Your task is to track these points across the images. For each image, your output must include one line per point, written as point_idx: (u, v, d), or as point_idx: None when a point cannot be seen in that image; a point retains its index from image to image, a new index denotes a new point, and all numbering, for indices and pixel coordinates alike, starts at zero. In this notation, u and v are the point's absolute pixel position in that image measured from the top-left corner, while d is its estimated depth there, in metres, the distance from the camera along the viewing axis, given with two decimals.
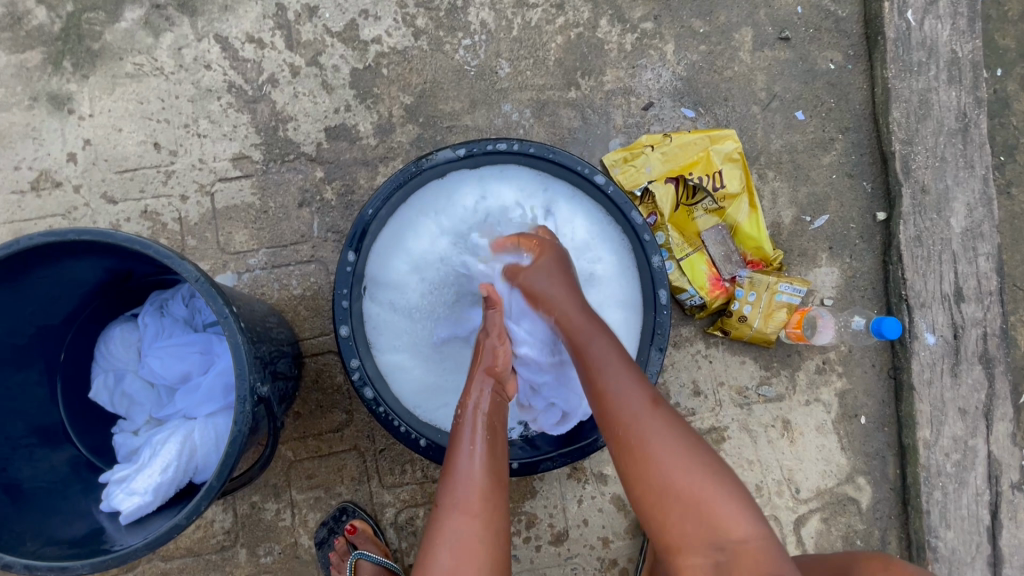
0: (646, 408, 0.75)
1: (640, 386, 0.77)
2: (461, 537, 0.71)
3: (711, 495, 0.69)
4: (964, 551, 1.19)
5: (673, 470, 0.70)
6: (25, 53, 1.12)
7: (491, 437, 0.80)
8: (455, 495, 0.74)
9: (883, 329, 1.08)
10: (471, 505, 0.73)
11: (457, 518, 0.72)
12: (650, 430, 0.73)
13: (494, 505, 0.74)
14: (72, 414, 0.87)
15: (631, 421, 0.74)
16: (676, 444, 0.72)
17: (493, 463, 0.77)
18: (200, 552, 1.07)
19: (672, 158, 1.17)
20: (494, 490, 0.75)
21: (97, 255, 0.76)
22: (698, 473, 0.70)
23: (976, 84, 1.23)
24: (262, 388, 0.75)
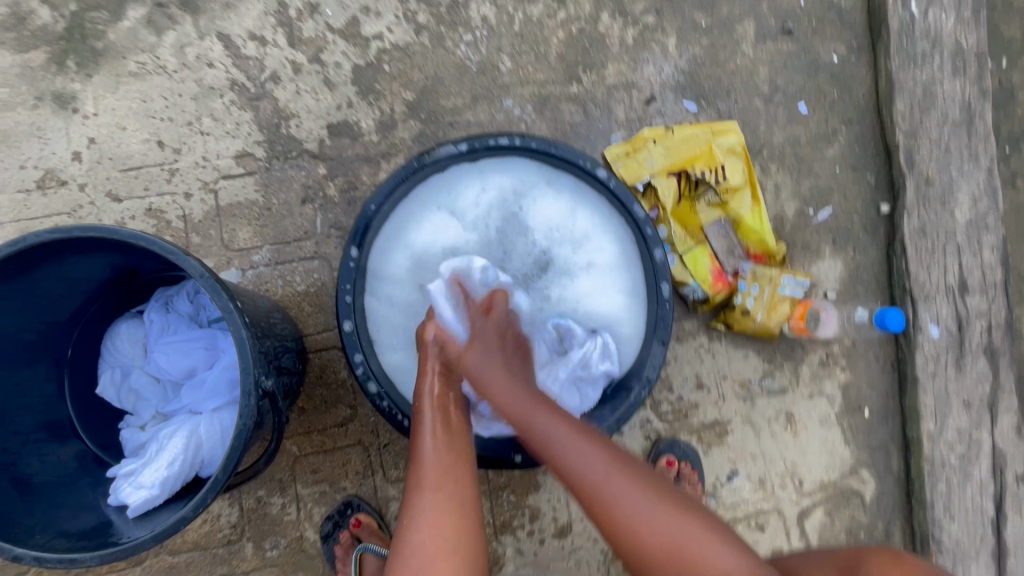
0: (608, 469, 0.75)
1: (597, 450, 0.76)
2: (433, 510, 0.75)
3: (684, 538, 0.72)
4: (968, 543, 1.19)
5: (643, 520, 0.72)
6: (29, 53, 1.13)
7: (453, 418, 0.83)
8: (422, 476, 0.77)
9: (888, 321, 1.09)
10: (434, 480, 0.77)
11: (427, 495, 0.76)
12: (615, 492, 0.74)
13: (458, 477, 0.78)
14: (80, 409, 0.88)
15: (595, 488, 0.74)
16: (641, 499, 0.73)
17: (458, 445, 0.80)
18: (207, 546, 1.08)
19: (674, 152, 1.17)
20: (457, 463, 0.78)
21: (104, 252, 0.77)
22: (668, 520, 0.72)
23: (981, 75, 1.23)
24: (266, 382, 0.76)
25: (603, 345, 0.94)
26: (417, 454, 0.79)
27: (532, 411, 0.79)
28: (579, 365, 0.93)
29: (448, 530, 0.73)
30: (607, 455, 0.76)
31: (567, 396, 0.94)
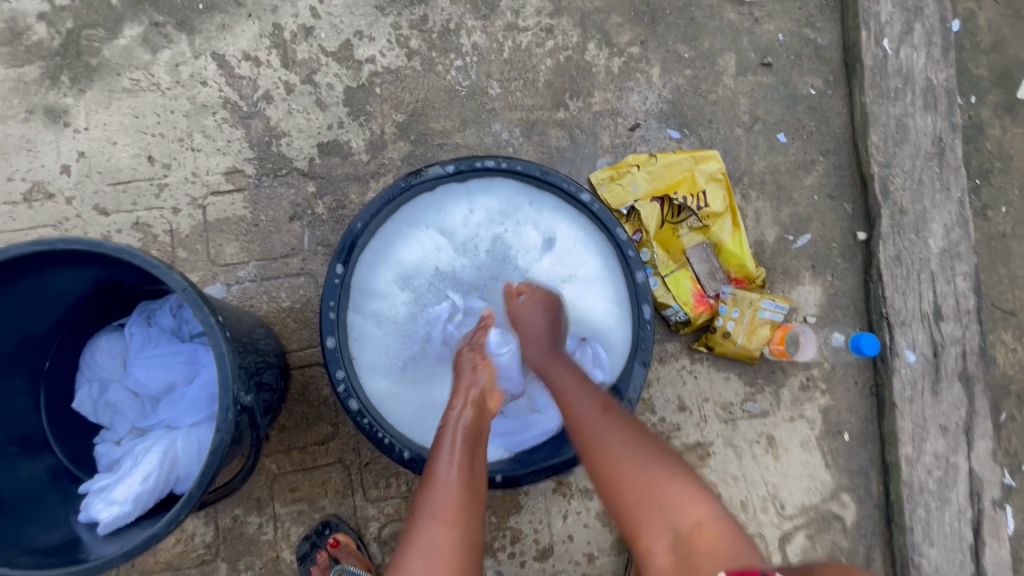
0: (610, 419, 0.83)
1: (593, 396, 0.86)
2: (435, 551, 0.71)
3: (682, 488, 0.75)
4: (947, 569, 1.20)
5: (628, 457, 0.79)
6: (23, 67, 1.14)
7: (469, 449, 0.81)
8: (426, 507, 0.75)
9: (862, 346, 1.16)
10: (448, 514, 0.74)
11: (433, 527, 0.73)
12: (607, 433, 0.81)
13: (469, 521, 0.74)
14: (54, 424, 0.87)
15: (590, 423, 0.83)
16: (638, 447, 0.80)
17: (471, 475, 0.78)
18: (180, 567, 1.06)
19: (658, 177, 1.20)
20: (468, 506, 0.75)
21: (85, 265, 0.77)
22: (661, 469, 0.77)
23: (951, 111, 1.28)
24: (247, 397, 0.76)
25: (592, 355, 0.99)
26: (429, 481, 0.77)
27: (551, 353, 0.93)
28: None
29: (451, 572, 0.70)
30: (605, 403, 0.85)
31: (554, 404, 0.98)
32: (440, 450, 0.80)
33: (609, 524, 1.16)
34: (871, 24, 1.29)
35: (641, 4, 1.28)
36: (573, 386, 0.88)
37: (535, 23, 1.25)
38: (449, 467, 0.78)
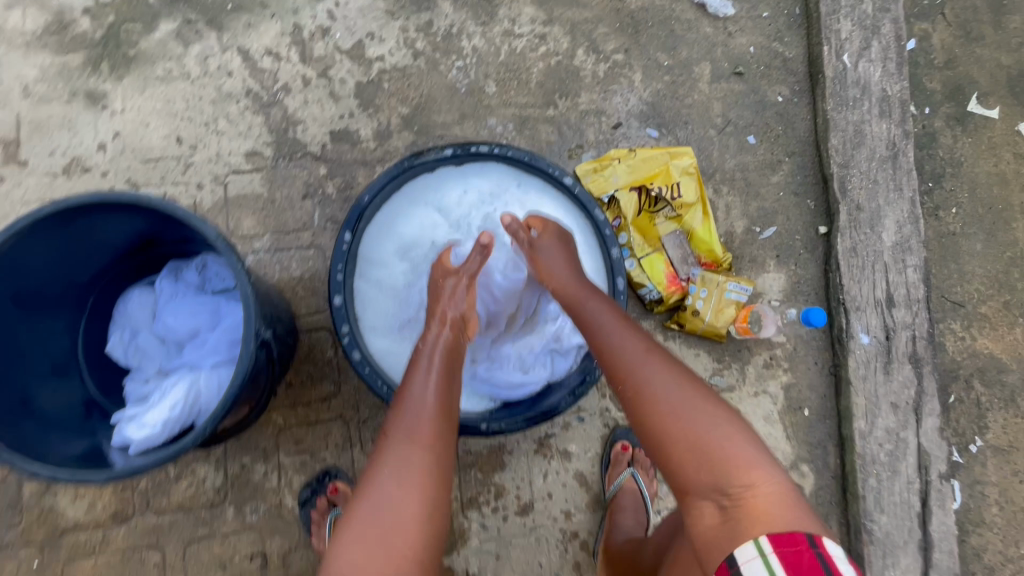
0: (654, 362, 0.84)
1: (636, 341, 0.88)
2: (408, 468, 0.77)
3: (730, 442, 0.76)
4: (897, 535, 1.30)
5: (674, 406, 0.79)
6: (68, 55, 1.27)
7: (446, 375, 0.90)
8: (399, 428, 0.81)
9: (812, 318, 1.23)
10: (422, 436, 0.80)
11: (407, 447, 0.79)
12: (648, 377, 0.83)
13: (444, 445, 0.82)
14: (90, 363, 0.99)
15: (631, 367, 0.85)
16: (686, 396, 0.80)
17: (444, 395, 0.86)
18: (191, 508, 1.16)
19: (636, 170, 1.32)
20: (440, 429, 0.82)
21: (127, 219, 0.88)
22: (710, 421, 0.77)
23: (904, 119, 1.41)
24: (265, 334, 0.89)
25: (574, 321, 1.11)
26: (406, 401, 0.84)
27: (588, 296, 0.97)
28: (552, 337, 1.10)
29: (421, 489, 0.76)
30: (650, 349, 0.87)
31: (540, 365, 1.10)
32: (418, 375, 0.88)
33: (585, 484, 1.27)
34: (832, 40, 1.43)
35: (625, 16, 1.42)
36: (613, 330, 0.91)
37: (529, 31, 1.39)
38: (426, 389, 0.86)
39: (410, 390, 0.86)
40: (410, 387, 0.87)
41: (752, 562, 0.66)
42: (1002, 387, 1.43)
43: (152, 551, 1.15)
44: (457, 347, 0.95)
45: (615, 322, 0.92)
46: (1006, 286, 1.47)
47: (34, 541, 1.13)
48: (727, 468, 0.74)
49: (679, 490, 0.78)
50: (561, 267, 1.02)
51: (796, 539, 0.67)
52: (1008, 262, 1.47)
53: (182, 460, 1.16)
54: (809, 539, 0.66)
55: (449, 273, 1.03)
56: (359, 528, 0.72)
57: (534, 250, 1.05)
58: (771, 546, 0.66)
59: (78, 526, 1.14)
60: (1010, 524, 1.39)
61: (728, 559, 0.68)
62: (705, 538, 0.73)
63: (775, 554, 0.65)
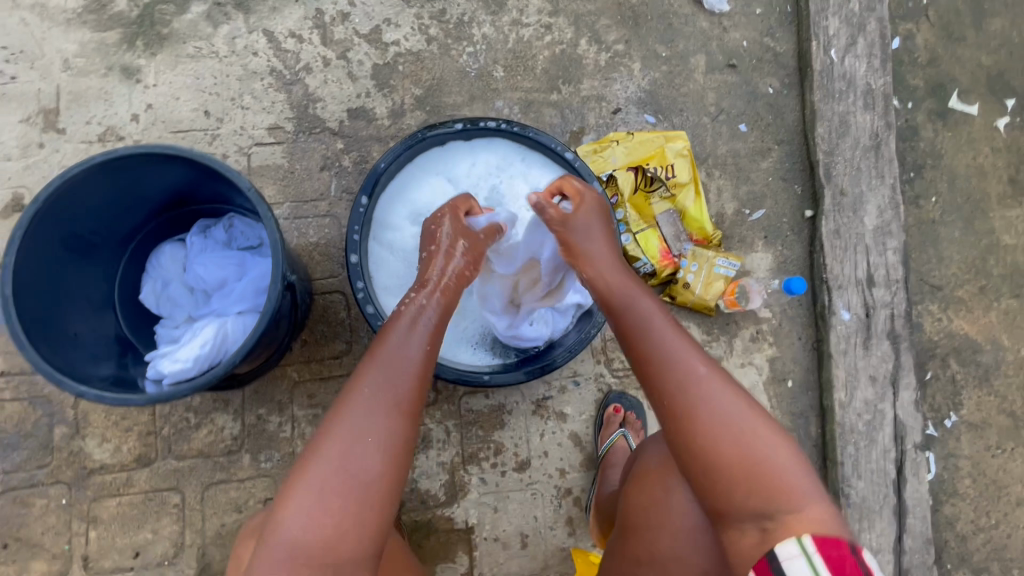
0: (710, 377, 0.82)
1: (692, 352, 0.85)
2: (383, 438, 0.76)
3: (789, 473, 0.77)
4: (873, 500, 1.38)
5: (736, 430, 0.79)
6: (106, 33, 1.36)
7: (429, 336, 0.86)
8: (369, 388, 0.78)
9: (793, 287, 1.37)
10: (399, 407, 0.78)
11: (389, 420, 0.77)
12: (707, 394, 0.81)
13: (417, 414, 0.80)
14: (125, 309, 1.07)
15: (691, 381, 0.82)
16: (749, 419, 0.80)
17: (424, 363, 0.83)
18: (209, 455, 1.24)
19: (633, 152, 1.42)
20: (416, 398, 0.80)
21: (167, 173, 0.97)
22: (768, 448, 0.78)
23: (887, 111, 1.50)
24: (292, 278, 1.02)
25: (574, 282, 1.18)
26: (382, 358, 0.81)
27: (635, 293, 0.93)
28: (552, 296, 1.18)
29: (392, 460, 0.76)
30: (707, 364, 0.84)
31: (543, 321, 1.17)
32: (396, 332, 0.84)
33: (579, 444, 1.34)
34: (821, 36, 1.52)
35: (626, 9, 1.52)
36: (664, 333, 0.87)
37: (536, 21, 1.48)
38: (406, 350, 0.83)
39: (388, 346, 0.83)
40: (388, 344, 0.83)
41: (795, 560, 0.69)
42: (977, 367, 1.51)
43: (172, 493, 1.22)
44: (447, 305, 0.92)
45: (666, 325, 0.88)
46: (982, 271, 1.55)
47: (63, 481, 1.21)
48: (779, 496, 0.75)
49: (715, 505, 0.80)
50: (598, 242, 1.01)
51: (838, 543, 0.69)
52: (984, 249, 1.56)
53: (202, 409, 1.24)
54: (850, 546, 0.69)
55: (460, 232, 1.00)
56: (322, 491, 0.73)
57: (569, 218, 1.01)
58: (815, 546, 0.69)
59: (104, 468, 1.21)
60: (981, 495, 1.47)
61: (770, 556, 0.71)
62: (739, 554, 0.77)
63: (819, 555, 0.67)
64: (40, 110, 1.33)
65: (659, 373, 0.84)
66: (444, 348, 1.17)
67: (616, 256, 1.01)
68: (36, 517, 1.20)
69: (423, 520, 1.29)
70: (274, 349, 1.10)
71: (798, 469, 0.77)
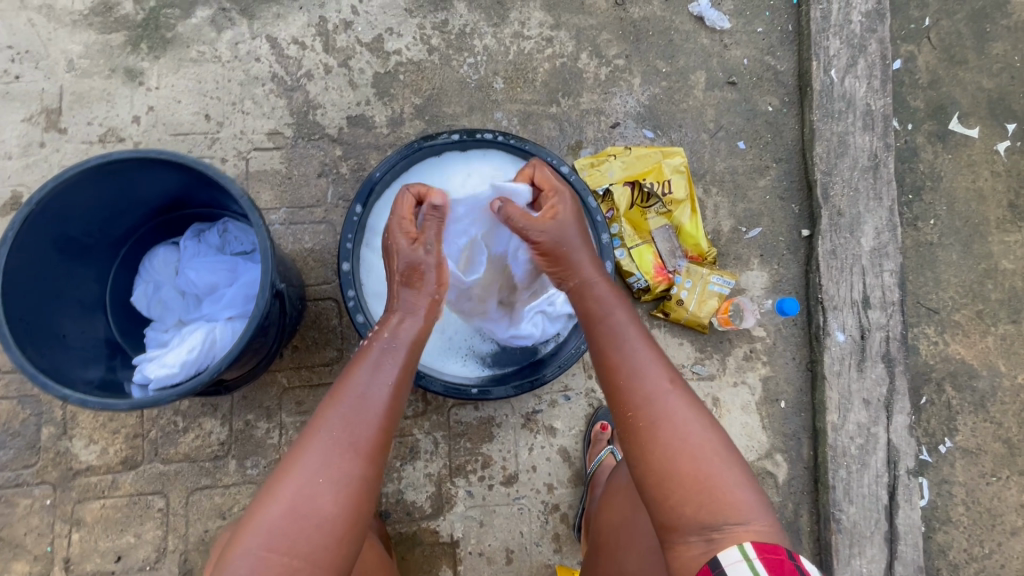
0: (676, 396, 0.82)
1: (660, 367, 0.85)
2: (341, 479, 0.76)
3: (737, 492, 0.76)
4: (864, 526, 1.36)
5: (689, 444, 0.78)
6: (110, 35, 1.37)
7: (397, 373, 0.87)
8: (328, 429, 0.79)
9: (785, 307, 1.34)
10: (363, 449, 0.79)
11: (350, 461, 0.77)
12: (670, 411, 0.81)
13: (382, 455, 0.81)
14: (116, 312, 1.08)
15: (656, 395, 0.82)
16: (705, 432, 0.80)
17: (393, 401, 0.84)
18: (196, 459, 1.23)
19: (630, 167, 1.41)
20: (379, 441, 0.81)
21: (163, 177, 0.98)
22: (720, 461, 0.78)
23: (886, 132, 1.49)
24: (280, 286, 1.01)
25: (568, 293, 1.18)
26: (345, 396, 0.82)
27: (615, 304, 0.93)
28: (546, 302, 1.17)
29: (351, 500, 0.76)
30: (675, 380, 0.85)
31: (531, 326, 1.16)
32: (362, 372, 0.85)
33: (568, 460, 1.34)
34: (821, 55, 1.51)
35: (628, 25, 1.52)
36: (635, 348, 0.87)
37: (538, 34, 1.49)
38: (371, 390, 0.83)
39: (352, 384, 0.83)
40: (353, 382, 0.84)
41: (737, 565, 0.69)
42: (972, 392, 1.50)
43: (156, 497, 1.22)
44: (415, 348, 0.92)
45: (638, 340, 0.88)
46: (980, 295, 1.54)
47: (48, 481, 1.20)
48: (727, 509, 0.74)
49: (667, 523, 0.78)
50: (577, 244, 0.98)
51: (776, 549, 0.71)
52: (982, 273, 1.55)
53: (190, 414, 1.24)
54: (788, 551, 0.70)
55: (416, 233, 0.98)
56: (272, 532, 0.72)
57: (545, 222, 0.97)
58: (755, 551, 0.70)
59: (90, 469, 1.21)
60: (975, 524, 1.45)
61: (713, 564, 0.71)
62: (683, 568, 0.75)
63: (760, 561, 0.69)
64: (42, 110, 1.34)
65: (625, 385, 0.85)
66: (433, 359, 1.17)
67: (598, 261, 0.98)
68: (20, 517, 1.19)
69: (408, 532, 1.28)
70: (261, 356, 1.10)
71: (747, 488, 0.76)
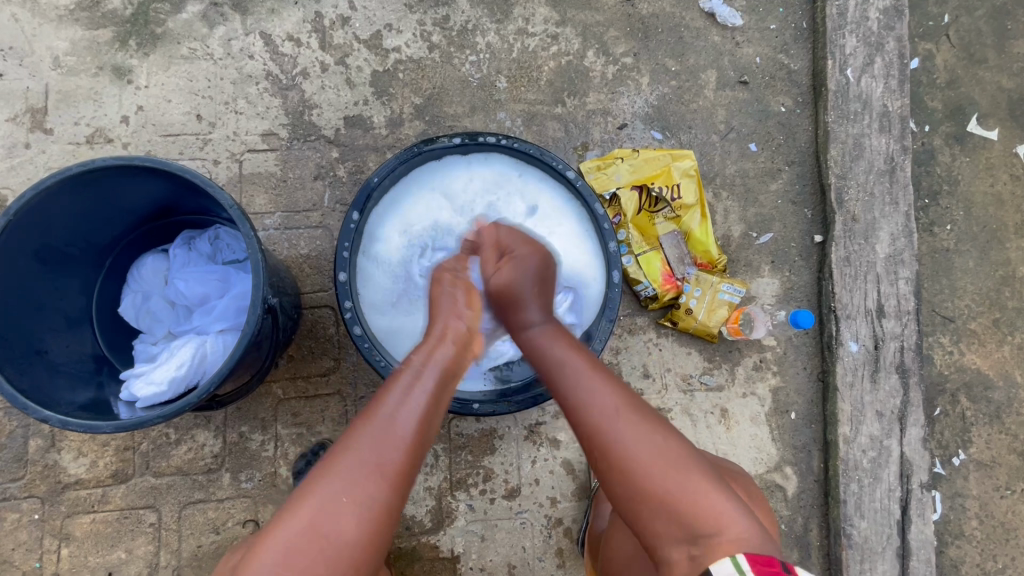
0: (624, 421, 0.81)
1: (606, 391, 0.84)
2: (364, 501, 0.72)
3: (710, 507, 0.75)
4: (875, 541, 1.33)
5: (649, 461, 0.78)
6: (98, 30, 1.32)
7: (430, 396, 0.82)
8: (357, 450, 0.75)
9: (799, 320, 1.29)
10: (389, 474, 0.74)
11: (376, 484, 0.73)
12: (620, 433, 0.80)
13: (411, 480, 0.76)
14: (102, 323, 1.04)
15: (607, 423, 0.81)
16: (661, 448, 0.79)
17: (423, 426, 0.79)
18: (188, 472, 1.20)
19: (638, 170, 1.36)
20: (408, 466, 0.76)
21: (148, 183, 0.93)
22: (679, 470, 0.78)
23: (903, 135, 1.44)
24: (272, 300, 0.98)
25: (572, 301, 1.15)
26: (377, 418, 0.77)
27: (554, 343, 0.92)
28: None
29: (373, 524, 0.72)
30: (624, 399, 0.84)
31: None
32: (395, 392, 0.80)
33: (572, 473, 1.30)
34: (837, 54, 1.46)
35: (636, 21, 1.46)
36: (579, 378, 0.85)
37: (542, 30, 1.43)
38: (401, 413, 0.78)
39: (384, 408, 0.79)
40: (385, 405, 0.79)
41: None
42: (988, 404, 1.46)
43: (148, 511, 1.18)
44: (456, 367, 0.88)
45: (585, 370, 0.86)
46: (996, 303, 1.49)
47: (36, 496, 1.17)
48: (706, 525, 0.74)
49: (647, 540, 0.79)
50: (530, 290, 0.97)
51: (771, 563, 0.70)
52: (999, 280, 1.50)
53: (183, 426, 1.20)
54: (783, 564, 0.70)
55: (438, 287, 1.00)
56: (291, 550, 0.69)
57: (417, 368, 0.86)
58: (749, 564, 0.69)
59: (79, 483, 1.17)
60: (988, 538, 1.42)
61: None
62: None
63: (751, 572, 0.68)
64: (27, 109, 1.29)
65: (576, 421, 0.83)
66: None
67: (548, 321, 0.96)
68: (7, 531, 1.16)
69: (408, 547, 1.25)
70: (255, 370, 1.06)
71: (725, 504, 0.76)
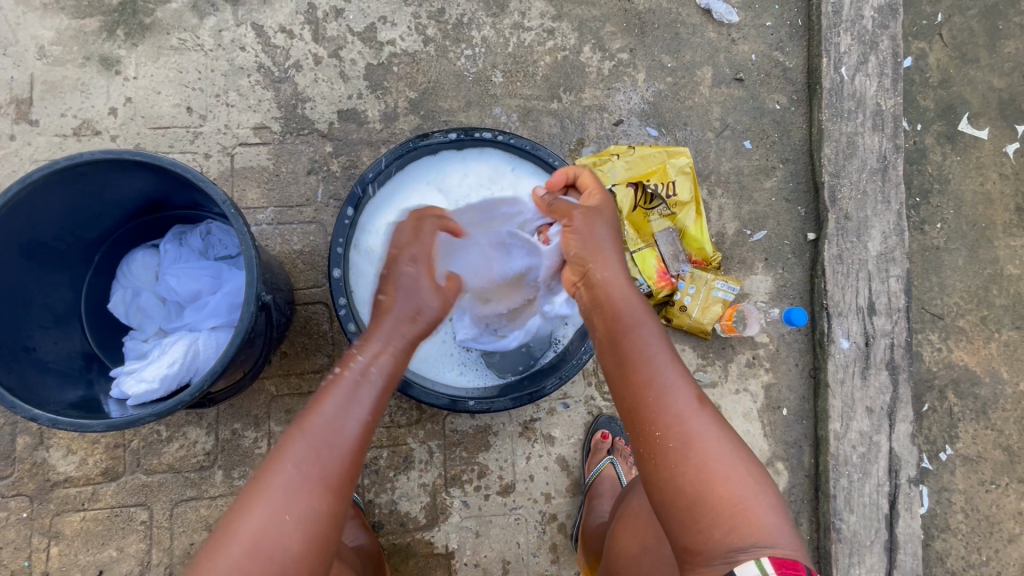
0: (707, 419, 0.78)
1: (688, 386, 0.80)
2: (306, 507, 0.71)
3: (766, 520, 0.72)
4: (864, 535, 1.35)
5: (725, 468, 0.75)
6: (84, 19, 1.29)
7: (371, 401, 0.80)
8: (295, 459, 0.72)
9: (794, 317, 1.30)
10: (326, 482, 0.72)
11: (318, 496, 0.71)
12: (702, 434, 0.77)
13: (350, 486, 0.75)
14: (92, 319, 1.02)
15: (683, 420, 0.78)
16: (738, 463, 0.75)
17: (362, 427, 0.77)
18: (180, 470, 1.18)
19: (634, 167, 1.35)
20: (348, 473, 0.75)
21: (138, 176, 0.91)
22: (754, 485, 0.74)
23: (896, 133, 1.44)
24: (265, 297, 0.96)
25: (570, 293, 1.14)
26: (314, 426, 0.75)
27: (641, 322, 0.85)
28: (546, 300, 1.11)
29: (314, 534, 0.70)
30: (704, 402, 0.80)
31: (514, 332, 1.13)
32: (334, 398, 0.77)
33: (566, 469, 1.30)
34: (831, 52, 1.46)
35: (632, 17, 1.46)
36: (661, 368, 0.81)
37: (538, 25, 1.42)
38: (345, 418, 0.76)
39: (320, 417, 0.76)
40: (321, 414, 0.76)
41: None
42: (974, 400, 1.48)
43: (139, 509, 1.17)
44: (392, 365, 0.83)
45: (665, 360, 0.82)
46: (984, 301, 1.51)
47: (25, 493, 1.15)
48: (757, 532, 0.72)
49: (687, 544, 0.74)
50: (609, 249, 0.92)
51: (796, 566, 0.68)
52: (987, 279, 1.52)
53: (174, 422, 1.19)
54: (807, 568, 0.68)
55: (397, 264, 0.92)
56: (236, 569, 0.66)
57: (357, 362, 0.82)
58: (772, 566, 0.68)
59: (69, 480, 1.16)
60: (974, 531, 1.44)
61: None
62: None
63: None
64: (12, 100, 1.26)
65: (652, 402, 0.79)
66: (428, 369, 1.13)
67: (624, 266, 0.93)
68: None
69: (402, 544, 1.25)
70: (249, 367, 1.05)
71: (791, 535, 0.73)
